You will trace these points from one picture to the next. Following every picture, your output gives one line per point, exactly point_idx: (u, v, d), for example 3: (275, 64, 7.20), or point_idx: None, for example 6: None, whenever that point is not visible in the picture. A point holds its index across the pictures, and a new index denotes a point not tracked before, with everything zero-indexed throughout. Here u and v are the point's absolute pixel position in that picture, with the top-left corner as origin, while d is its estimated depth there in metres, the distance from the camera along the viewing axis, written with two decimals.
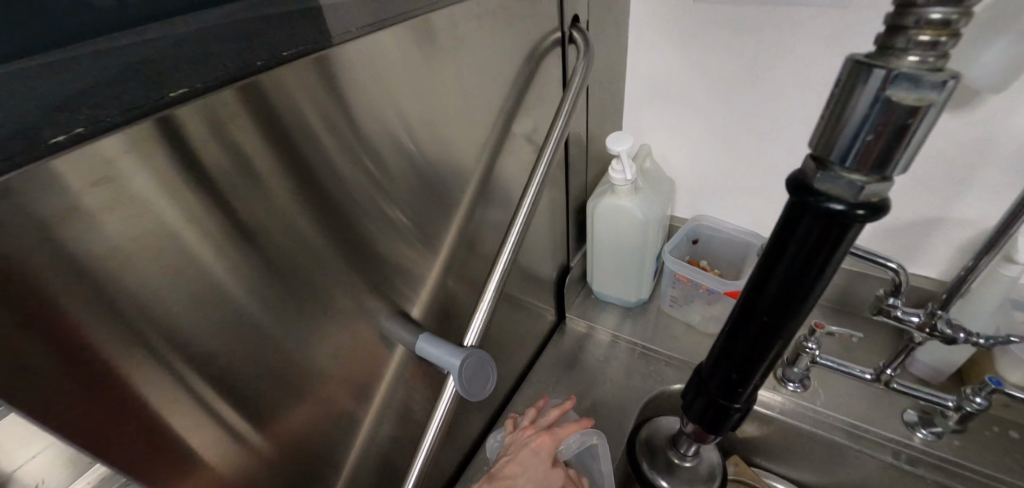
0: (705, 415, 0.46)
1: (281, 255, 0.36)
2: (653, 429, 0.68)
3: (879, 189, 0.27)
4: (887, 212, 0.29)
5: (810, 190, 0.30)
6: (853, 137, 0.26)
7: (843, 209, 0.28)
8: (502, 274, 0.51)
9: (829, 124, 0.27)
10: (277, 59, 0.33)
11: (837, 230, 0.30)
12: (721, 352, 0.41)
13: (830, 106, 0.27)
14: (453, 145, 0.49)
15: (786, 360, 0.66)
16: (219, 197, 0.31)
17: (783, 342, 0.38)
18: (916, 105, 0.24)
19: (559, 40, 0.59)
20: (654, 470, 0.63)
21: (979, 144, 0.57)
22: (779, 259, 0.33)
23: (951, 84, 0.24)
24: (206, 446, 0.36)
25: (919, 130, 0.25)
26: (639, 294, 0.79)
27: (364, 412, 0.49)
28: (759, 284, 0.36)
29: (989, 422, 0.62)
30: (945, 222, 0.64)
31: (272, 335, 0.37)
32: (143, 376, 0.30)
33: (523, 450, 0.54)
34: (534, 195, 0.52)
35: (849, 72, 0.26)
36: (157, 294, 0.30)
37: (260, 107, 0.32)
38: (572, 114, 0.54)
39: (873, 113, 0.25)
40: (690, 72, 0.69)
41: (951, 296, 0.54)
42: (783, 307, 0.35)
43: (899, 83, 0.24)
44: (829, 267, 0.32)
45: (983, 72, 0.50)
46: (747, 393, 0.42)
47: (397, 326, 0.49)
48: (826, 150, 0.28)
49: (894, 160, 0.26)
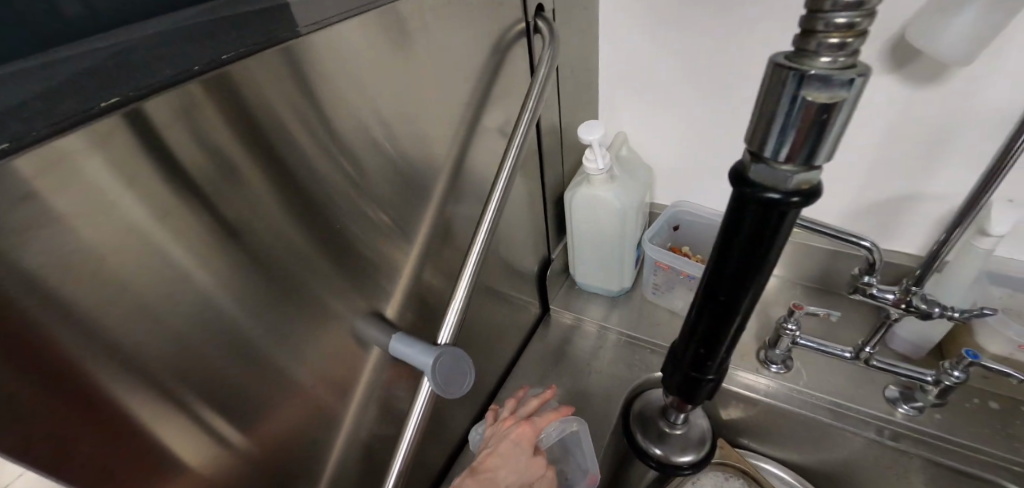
0: (679, 392, 0.46)
1: (256, 253, 0.36)
2: (645, 401, 0.67)
3: (808, 177, 0.29)
4: (818, 197, 0.30)
5: (748, 181, 0.30)
6: (778, 135, 0.27)
7: (777, 197, 0.29)
8: (473, 268, 0.50)
9: (757, 124, 0.28)
10: (217, 61, 0.31)
11: (776, 215, 0.30)
12: (688, 330, 0.41)
13: (757, 105, 0.28)
14: (422, 140, 0.48)
15: (768, 342, 0.67)
16: (169, 203, 0.30)
17: (744, 316, 0.38)
18: (830, 103, 0.25)
19: (524, 31, 0.58)
20: (647, 440, 0.63)
21: (947, 118, 0.57)
22: (730, 241, 0.34)
23: (861, 81, 0.25)
24: (190, 449, 0.36)
25: (837, 124, 0.26)
26: (622, 284, 0.78)
27: (342, 414, 0.49)
28: (716, 265, 0.36)
29: (969, 394, 0.63)
30: (919, 198, 0.64)
31: (251, 333, 0.37)
32: (119, 380, 0.30)
33: (502, 443, 0.54)
34: (505, 182, 0.52)
35: (770, 74, 0.27)
36: (131, 295, 0.30)
37: (205, 109, 0.30)
38: (540, 102, 0.53)
39: (792, 114, 0.26)
40: (662, 58, 0.69)
41: (924, 272, 0.55)
42: (739, 283, 0.35)
43: (811, 84, 0.25)
44: (776, 245, 0.33)
45: (949, 43, 0.50)
46: (716, 366, 0.42)
47: (371, 326, 0.49)
48: (759, 146, 0.29)
49: (819, 152, 0.27)
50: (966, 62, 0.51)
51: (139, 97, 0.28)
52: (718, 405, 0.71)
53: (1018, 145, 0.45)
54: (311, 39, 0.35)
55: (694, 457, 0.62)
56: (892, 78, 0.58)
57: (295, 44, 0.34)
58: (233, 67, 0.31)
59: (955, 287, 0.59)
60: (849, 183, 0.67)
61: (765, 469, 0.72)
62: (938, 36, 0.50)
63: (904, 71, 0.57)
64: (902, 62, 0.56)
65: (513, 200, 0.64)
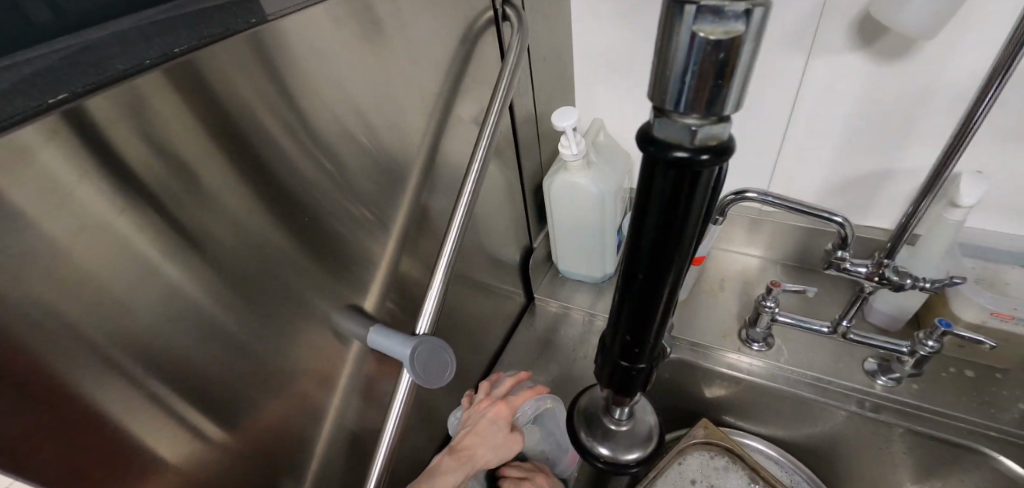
0: (613, 383, 0.44)
1: (228, 246, 0.36)
2: (591, 396, 0.58)
3: (716, 130, 0.25)
4: (733, 153, 0.27)
5: (654, 141, 0.27)
6: (678, 83, 0.24)
7: (686, 155, 0.26)
8: (451, 259, 0.50)
9: (656, 72, 0.25)
10: (169, 54, 0.30)
11: (688, 178, 0.27)
12: (615, 314, 0.39)
13: (654, 53, 0.24)
14: (394, 131, 0.48)
15: (749, 321, 0.67)
16: (129, 199, 0.30)
17: (670, 294, 0.35)
18: (727, 39, 0.22)
19: (492, 19, 0.58)
20: (591, 439, 0.54)
21: (916, 93, 0.58)
22: (644, 213, 0.30)
23: (760, 11, 0.21)
24: (169, 447, 0.35)
25: (742, 65, 0.23)
26: (605, 270, 0.79)
27: (325, 408, 0.49)
28: (634, 241, 0.33)
29: (946, 363, 0.64)
30: (889, 174, 0.65)
31: (229, 326, 0.37)
32: (92, 377, 0.30)
33: (480, 421, 0.55)
34: (479, 170, 0.51)
35: (664, 12, 0.23)
36: (100, 292, 0.30)
37: (162, 102, 0.30)
38: (511, 89, 0.53)
39: (688, 55, 0.23)
40: (635, 43, 0.69)
41: (896, 243, 0.55)
42: (660, 259, 0.32)
43: (703, 16, 0.22)
44: (693, 214, 0.30)
45: (915, 18, 0.50)
46: (648, 351, 0.40)
47: (350, 319, 0.49)
48: (661, 99, 0.25)
49: (723, 101, 0.24)
50: (931, 34, 0.51)
51: (85, 92, 0.27)
52: (703, 384, 0.72)
53: (978, 117, 0.46)
54: (278, 27, 0.35)
55: (642, 455, 0.53)
56: (861, 55, 0.58)
57: (262, 31, 0.34)
58: (197, 57, 0.31)
59: (927, 258, 0.60)
60: (823, 162, 0.67)
61: (749, 444, 0.72)
62: (903, 11, 0.50)
63: (874, 47, 0.57)
64: (872, 38, 0.56)
65: (492, 190, 0.64)
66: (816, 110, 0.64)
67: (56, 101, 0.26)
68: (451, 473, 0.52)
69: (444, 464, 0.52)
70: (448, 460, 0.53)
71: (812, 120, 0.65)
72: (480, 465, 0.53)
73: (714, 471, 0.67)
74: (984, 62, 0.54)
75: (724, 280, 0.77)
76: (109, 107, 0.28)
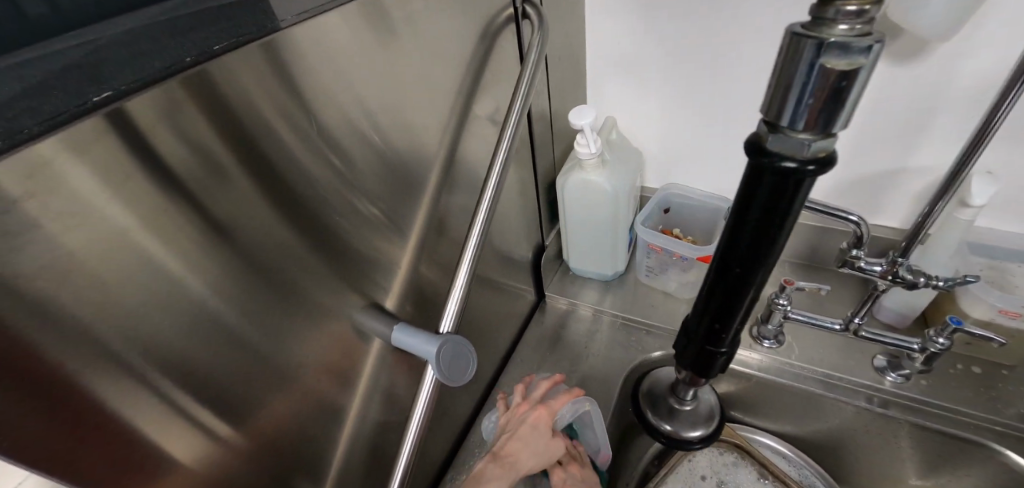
0: (693, 368, 0.46)
1: (246, 246, 0.35)
2: (654, 379, 0.66)
3: (826, 144, 0.28)
4: (835, 165, 0.29)
5: (765, 153, 0.30)
6: (797, 103, 0.26)
7: (794, 167, 0.29)
8: (471, 258, 0.50)
9: (775, 93, 0.28)
10: (209, 51, 0.30)
11: (792, 185, 0.30)
12: (702, 302, 0.41)
13: (773, 77, 0.27)
14: (410, 130, 0.48)
15: (760, 318, 0.68)
16: (152, 200, 0.30)
17: (758, 287, 0.37)
18: (848, 70, 0.25)
19: (511, 17, 0.57)
20: (658, 418, 0.62)
21: (933, 95, 0.58)
22: (746, 213, 0.33)
23: (880, 47, 0.24)
24: (178, 444, 0.35)
25: (856, 92, 0.26)
26: (616, 267, 0.79)
27: (343, 406, 0.49)
28: (731, 236, 0.35)
29: (953, 360, 0.65)
30: (903, 173, 0.65)
31: (241, 332, 0.37)
32: (101, 379, 0.29)
33: (523, 427, 0.56)
34: (499, 170, 0.52)
35: (789, 43, 0.26)
36: (120, 294, 0.29)
37: (186, 103, 0.30)
38: (531, 88, 0.53)
39: (810, 80, 0.25)
40: (650, 42, 0.69)
41: (910, 242, 0.56)
42: (756, 255, 0.34)
43: (830, 50, 0.24)
44: (792, 215, 0.32)
45: (929, 17, 0.50)
46: (730, 339, 0.42)
47: (369, 318, 0.49)
48: (776, 115, 0.28)
49: (837, 120, 0.26)
50: (940, 34, 0.52)
51: (133, 90, 0.28)
52: (712, 380, 0.72)
53: (999, 115, 0.46)
54: (291, 34, 0.35)
55: (703, 432, 0.62)
56: None
57: (271, 40, 0.34)
58: (212, 64, 0.31)
59: (938, 257, 0.61)
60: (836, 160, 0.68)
61: (756, 439, 0.74)
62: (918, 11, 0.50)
63: (887, 49, 0.58)
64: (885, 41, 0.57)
65: (506, 188, 0.64)
66: None
67: (103, 99, 0.27)
68: (499, 479, 0.52)
69: (490, 470, 0.53)
70: (494, 467, 0.53)
71: None
72: (524, 471, 0.54)
73: (724, 466, 0.68)
74: (1001, 60, 0.54)
75: None
76: (127, 116, 0.28)
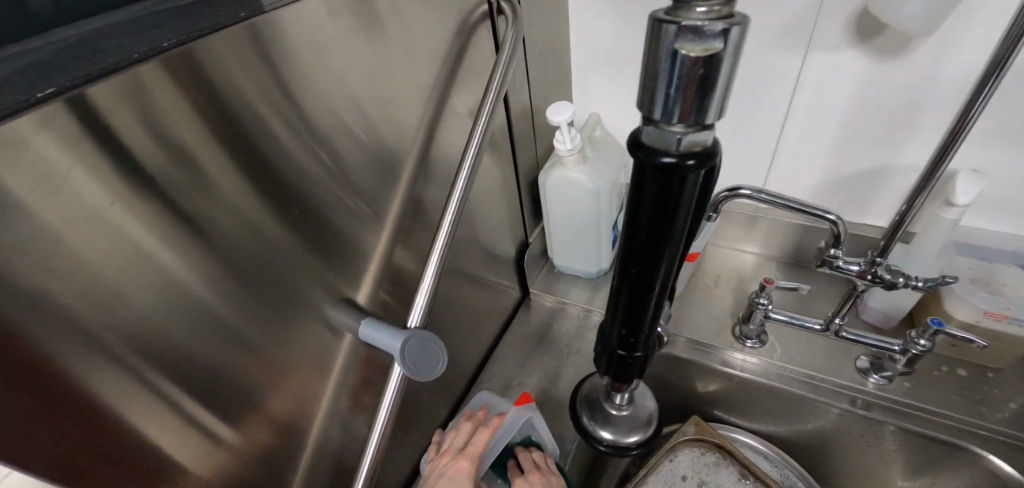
0: (611, 371, 0.45)
1: (215, 241, 0.35)
2: (593, 381, 0.61)
3: (699, 137, 0.27)
4: (714, 158, 0.29)
5: (642, 147, 0.29)
6: (665, 92, 0.25)
7: (673, 161, 0.28)
8: (442, 253, 0.50)
9: (645, 83, 0.26)
10: (158, 48, 0.29)
11: (674, 182, 0.29)
12: (612, 303, 0.40)
13: (642, 67, 0.26)
14: (391, 123, 0.48)
15: (742, 318, 0.67)
16: (112, 193, 0.29)
17: (662, 284, 0.37)
18: (706, 55, 0.24)
19: (487, 13, 0.57)
20: (593, 423, 0.57)
21: (912, 91, 0.58)
22: (635, 212, 0.32)
23: (737, 30, 0.23)
24: (173, 443, 0.37)
25: (723, 77, 0.25)
26: (601, 265, 0.79)
27: (315, 400, 0.49)
28: (627, 239, 0.35)
29: (939, 362, 0.64)
30: (889, 172, 0.65)
31: (224, 315, 0.38)
32: (96, 375, 0.31)
33: (440, 479, 0.55)
34: (472, 164, 0.52)
35: (650, 30, 0.25)
36: (85, 288, 0.30)
37: (146, 95, 0.29)
38: (504, 82, 0.53)
39: (674, 68, 0.24)
40: (633, 39, 0.69)
41: (888, 242, 0.55)
42: (651, 255, 0.34)
43: (684, 35, 0.23)
44: (682, 213, 0.31)
45: (911, 12, 0.49)
46: (643, 339, 0.42)
47: (341, 313, 0.49)
48: (649, 108, 0.27)
49: (707, 110, 0.26)
50: (926, 27, 0.50)
51: (76, 85, 0.27)
52: (696, 379, 0.72)
53: (975, 110, 0.45)
54: (277, 16, 0.35)
55: (642, 437, 0.56)
56: (859, 51, 0.58)
57: (259, 22, 0.34)
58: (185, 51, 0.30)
59: (921, 257, 0.60)
60: (821, 159, 0.67)
61: (737, 439, 0.73)
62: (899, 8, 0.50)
63: (869, 44, 0.57)
64: (867, 35, 0.56)
65: (486, 184, 0.64)
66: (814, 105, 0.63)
67: (46, 95, 0.26)
68: None
69: None
70: None
71: (813, 112, 0.64)
72: None
73: (705, 466, 0.67)
74: (982, 58, 0.53)
75: (719, 277, 0.77)
76: (111, 97, 0.28)
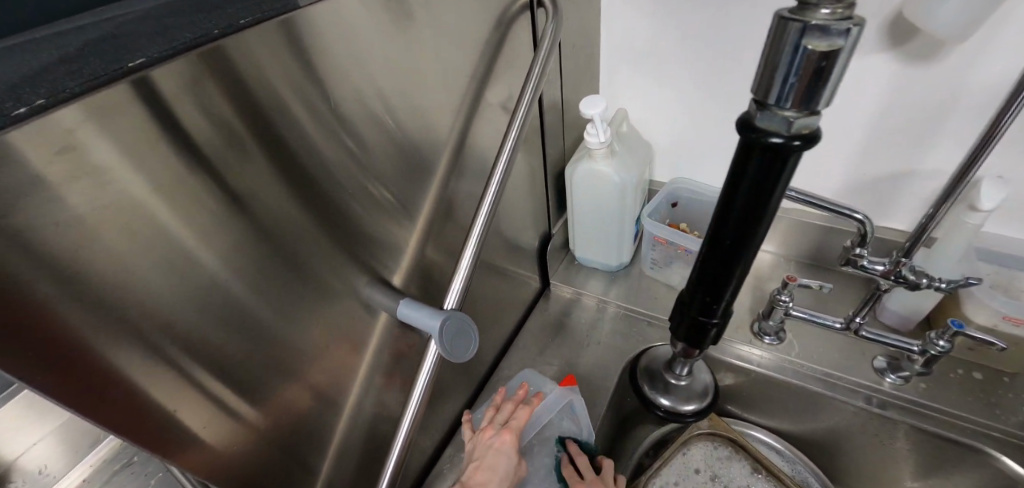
0: (687, 339, 0.48)
1: (257, 222, 0.36)
2: (653, 355, 0.70)
3: (807, 122, 0.31)
4: (819, 141, 0.32)
5: (754, 128, 0.32)
6: (783, 83, 0.29)
7: (780, 141, 0.31)
8: (476, 241, 0.51)
9: (764, 72, 0.30)
10: (237, 24, 0.32)
11: (777, 160, 0.33)
12: (696, 274, 0.44)
13: (762, 59, 0.30)
14: (429, 112, 0.49)
15: (762, 314, 0.68)
16: (165, 173, 0.30)
17: (751, 257, 0.40)
18: (829, 51, 0.27)
19: (526, 5, 0.58)
20: (654, 391, 0.66)
21: (949, 93, 0.58)
22: (736, 187, 0.36)
23: (857, 31, 0.27)
24: (204, 425, 0.38)
25: (835, 71, 0.28)
26: (621, 258, 0.80)
27: (346, 378, 0.51)
28: (723, 212, 0.38)
29: (955, 364, 0.65)
30: (914, 174, 0.65)
31: (257, 299, 0.39)
32: (128, 356, 0.31)
33: (487, 454, 0.56)
34: (508, 155, 0.53)
35: (776, 28, 0.28)
36: (126, 270, 0.30)
37: (201, 79, 0.30)
38: (541, 76, 0.54)
39: (796, 59, 0.28)
40: (665, 36, 0.69)
41: (913, 243, 0.56)
42: (745, 227, 0.37)
43: (812, 33, 0.27)
44: (780, 187, 0.34)
45: (943, 20, 0.50)
46: (722, 310, 0.44)
47: (376, 293, 0.50)
48: (764, 93, 0.31)
49: (819, 98, 0.29)
50: (957, 36, 0.51)
51: (162, 56, 0.29)
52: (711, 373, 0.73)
53: (1008, 118, 0.46)
54: (311, 12, 0.35)
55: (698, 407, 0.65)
56: (889, 55, 0.58)
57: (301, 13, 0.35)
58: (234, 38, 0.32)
59: (944, 260, 0.61)
60: (845, 160, 0.68)
61: (750, 433, 0.74)
62: (931, 18, 0.51)
63: (900, 50, 0.58)
64: (898, 42, 0.57)
65: (515, 175, 0.65)
66: (842, 107, 0.64)
67: (137, 65, 0.28)
68: None
69: None
70: None
71: (842, 113, 0.64)
72: None
73: (717, 460, 0.68)
74: (1012, 66, 0.54)
75: None
76: (170, 78, 0.29)
